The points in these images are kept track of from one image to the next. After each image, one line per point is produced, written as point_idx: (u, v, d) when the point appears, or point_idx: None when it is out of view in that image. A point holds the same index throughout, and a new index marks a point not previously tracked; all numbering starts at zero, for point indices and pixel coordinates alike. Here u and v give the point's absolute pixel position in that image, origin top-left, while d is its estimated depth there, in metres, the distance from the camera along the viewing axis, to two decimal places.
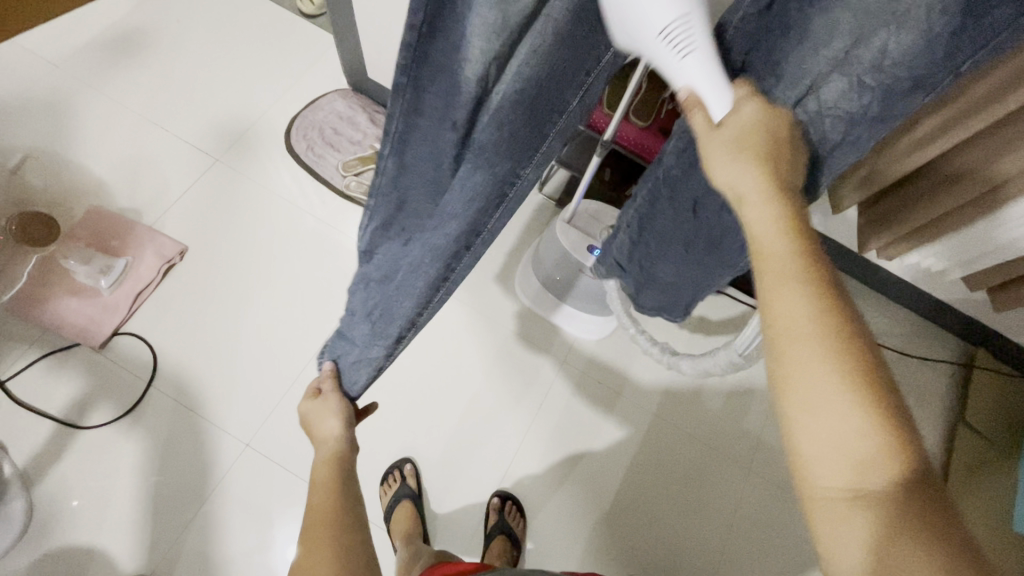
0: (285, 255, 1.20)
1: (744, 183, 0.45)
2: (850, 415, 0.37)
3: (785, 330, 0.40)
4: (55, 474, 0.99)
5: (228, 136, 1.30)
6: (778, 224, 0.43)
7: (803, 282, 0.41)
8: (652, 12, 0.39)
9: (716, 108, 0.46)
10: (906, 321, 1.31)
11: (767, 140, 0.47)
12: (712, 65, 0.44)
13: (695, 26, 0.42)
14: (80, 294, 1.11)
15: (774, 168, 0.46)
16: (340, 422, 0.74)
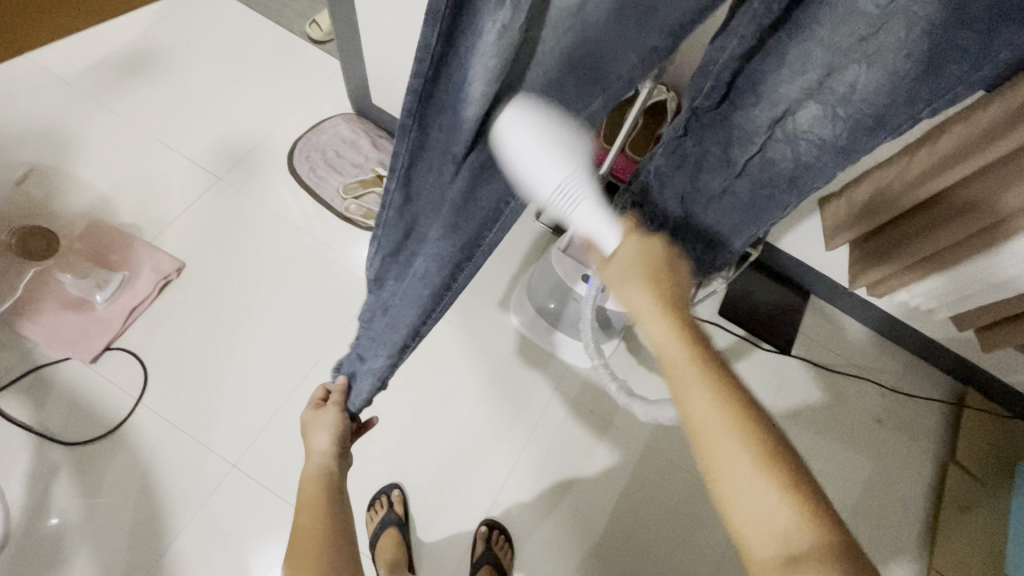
0: (281, 275, 1.21)
1: (633, 305, 0.51)
2: (764, 493, 0.43)
3: (701, 431, 0.45)
4: (36, 489, 0.97)
5: (232, 156, 1.32)
6: (672, 328, 0.49)
7: (711, 386, 0.46)
8: (543, 175, 0.47)
9: (607, 243, 0.55)
10: (897, 358, 1.32)
11: (653, 260, 0.54)
12: (600, 210, 0.54)
13: (583, 181, 0.50)
14: (75, 308, 1.11)
15: (663, 286, 0.52)
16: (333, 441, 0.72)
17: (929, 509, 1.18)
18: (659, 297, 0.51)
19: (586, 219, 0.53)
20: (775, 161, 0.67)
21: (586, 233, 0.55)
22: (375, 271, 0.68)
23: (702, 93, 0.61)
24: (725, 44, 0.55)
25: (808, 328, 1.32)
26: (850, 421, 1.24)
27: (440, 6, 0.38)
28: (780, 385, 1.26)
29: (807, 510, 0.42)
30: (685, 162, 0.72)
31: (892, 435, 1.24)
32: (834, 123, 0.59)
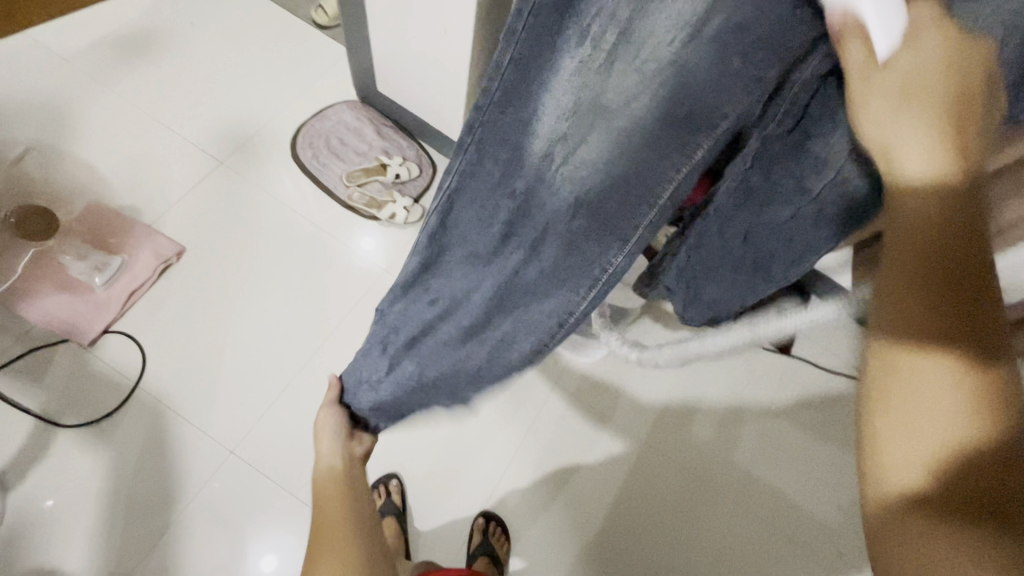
0: (282, 263, 1.20)
1: (901, 140, 0.31)
2: (943, 408, 0.29)
3: (895, 311, 0.31)
4: (33, 471, 0.97)
5: (235, 140, 1.30)
6: (928, 165, 0.31)
7: (954, 251, 0.30)
8: None
9: (886, 42, 0.29)
10: None
11: (963, 61, 0.30)
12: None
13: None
14: (72, 289, 1.10)
15: (963, 111, 0.31)
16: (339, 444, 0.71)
17: None
18: (940, 123, 0.31)
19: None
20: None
21: (846, 0, 0.28)
22: (415, 326, 0.60)
23: None
24: None
25: None
26: None
27: (519, 27, 0.35)
28: None
29: (999, 429, 0.28)
30: None
31: None
32: None
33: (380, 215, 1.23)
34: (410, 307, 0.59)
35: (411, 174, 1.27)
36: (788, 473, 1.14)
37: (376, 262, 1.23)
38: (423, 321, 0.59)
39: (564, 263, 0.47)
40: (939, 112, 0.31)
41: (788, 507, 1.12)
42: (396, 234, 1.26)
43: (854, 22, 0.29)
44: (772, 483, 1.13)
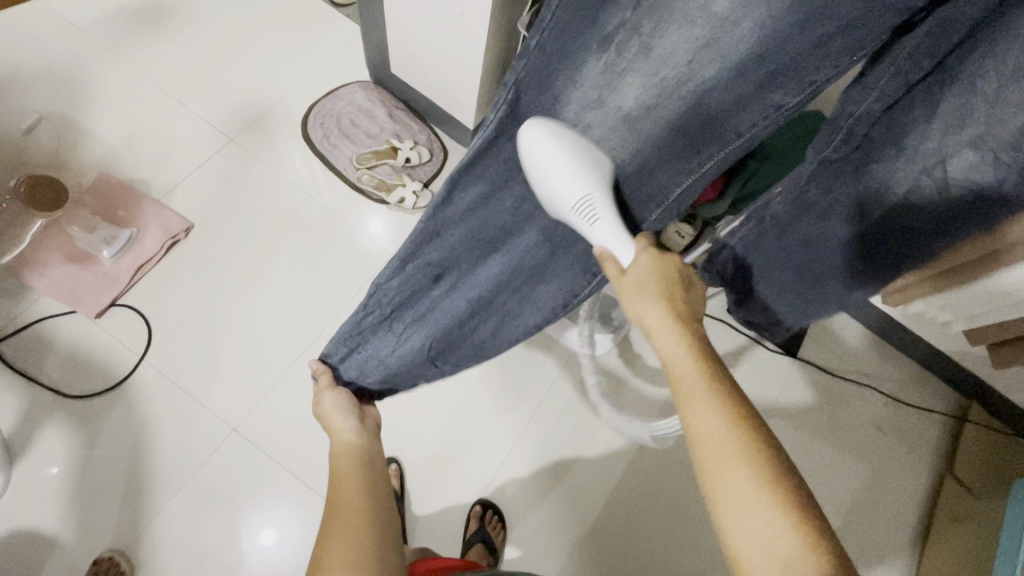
0: (290, 243, 1.20)
1: (647, 319, 0.52)
2: (763, 514, 0.40)
3: (702, 446, 0.43)
4: (38, 439, 0.98)
5: (246, 118, 1.29)
6: (687, 350, 0.48)
7: (718, 402, 0.44)
8: (561, 191, 0.60)
9: (624, 257, 0.59)
10: (903, 367, 1.31)
11: (667, 274, 0.55)
12: (613, 225, 0.60)
13: (598, 202, 0.60)
14: (81, 261, 1.10)
15: (676, 302, 0.53)
16: (354, 424, 0.71)
17: (920, 517, 1.19)
18: (675, 312, 0.51)
19: (603, 236, 0.60)
20: (914, 206, 0.54)
21: (602, 248, 0.60)
22: (412, 298, 0.72)
23: (831, 144, 0.52)
24: (868, 91, 0.47)
25: (815, 332, 1.32)
26: (848, 426, 1.25)
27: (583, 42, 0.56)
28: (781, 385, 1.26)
29: (806, 522, 0.39)
30: (808, 212, 0.60)
31: (889, 443, 1.24)
32: (995, 170, 0.48)
33: (390, 199, 1.22)
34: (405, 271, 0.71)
35: (421, 158, 1.26)
36: None
37: (383, 246, 1.23)
38: (429, 297, 0.73)
39: (562, 250, 0.69)
40: (663, 295, 0.53)
41: None
42: (404, 218, 1.25)
43: (605, 253, 0.60)
44: None
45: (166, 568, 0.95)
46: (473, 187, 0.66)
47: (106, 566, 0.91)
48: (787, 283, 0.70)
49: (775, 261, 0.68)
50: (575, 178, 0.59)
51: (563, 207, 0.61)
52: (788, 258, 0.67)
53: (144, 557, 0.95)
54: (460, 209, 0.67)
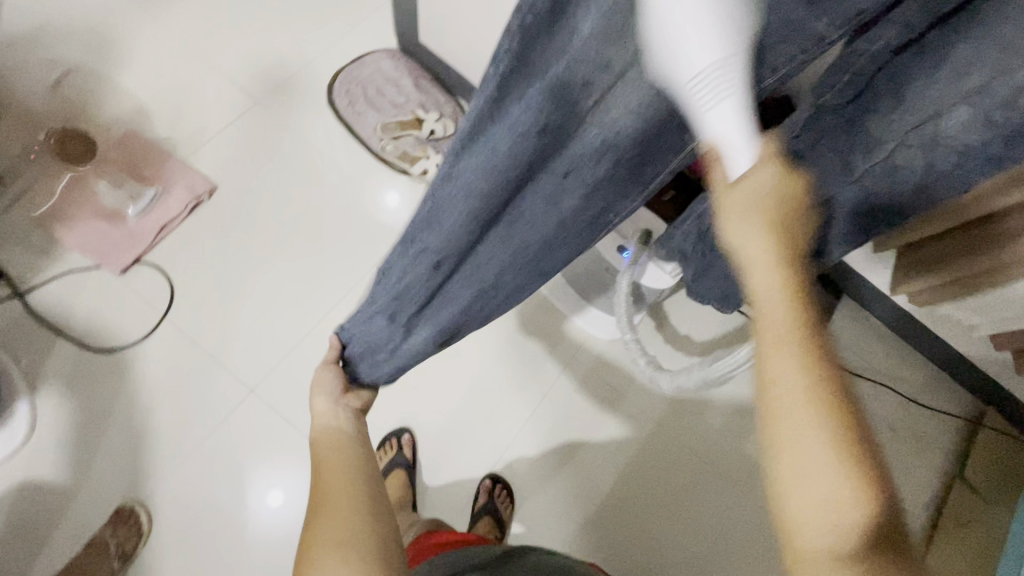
0: (311, 210, 1.20)
1: (742, 251, 0.44)
2: (833, 483, 0.37)
3: (774, 403, 0.39)
4: (62, 389, 1.00)
5: (272, 81, 1.28)
6: (782, 299, 0.41)
7: (805, 360, 0.39)
8: (686, 56, 0.38)
9: (737, 164, 0.44)
10: (921, 369, 1.29)
11: (779, 202, 0.45)
12: (741, 110, 0.43)
13: (734, 69, 0.40)
14: (106, 217, 1.11)
15: (786, 235, 0.44)
16: (334, 404, 0.65)
17: (929, 519, 1.18)
18: (781, 251, 0.43)
19: (722, 123, 0.42)
20: (900, 166, 0.59)
21: (714, 141, 0.44)
22: (420, 295, 0.61)
23: (834, 88, 0.57)
24: (881, 34, 0.50)
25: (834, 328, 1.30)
26: None
27: None
28: None
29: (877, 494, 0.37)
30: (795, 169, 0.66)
31: (901, 444, 1.23)
32: (986, 131, 0.51)
33: (413, 171, 1.21)
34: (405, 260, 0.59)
35: (446, 131, 1.24)
36: None
37: (403, 218, 1.22)
38: (428, 288, 0.61)
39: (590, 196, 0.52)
40: (773, 219, 0.44)
41: None
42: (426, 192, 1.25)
43: (719, 150, 0.44)
44: None
45: (182, 521, 0.97)
46: (469, 171, 0.49)
47: (127, 514, 0.94)
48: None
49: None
50: (715, 37, 0.37)
51: (675, 78, 0.39)
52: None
53: (161, 509, 0.97)
54: (459, 202, 0.52)
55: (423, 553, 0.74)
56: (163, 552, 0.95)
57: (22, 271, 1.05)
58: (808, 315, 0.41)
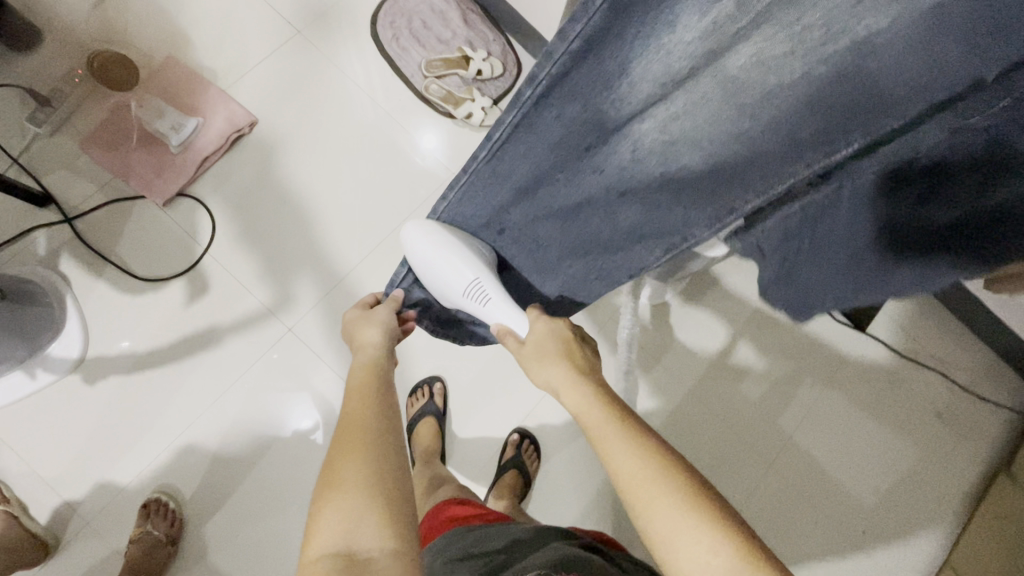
0: (351, 152, 1.16)
1: (549, 377, 0.56)
2: (695, 537, 0.42)
3: (624, 483, 0.46)
4: (112, 316, 1.04)
5: (314, 9, 1.22)
6: (593, 398, 0.52)
7: (624, 441, 0.48)
8: (450, 280, 0.67)
9: (517, 329, 0.64)
10: (978, 357, 1.22)
11: (563, 336, 0.59)
12: (507, 306, 0.66)
13: (485, 285, 0.66)
14: (150, 146, 1.10)
15: (577, 359, 0.57)
16: (383, 334, 0.65)
17: (965, 510, 1.15)
18: (573, 368, 0.55)
19: (496, 315, 0.66)
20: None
21: (499, 326, 0.65)
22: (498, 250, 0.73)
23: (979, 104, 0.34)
24: None
25: (891, 307, 1.23)
26: (905, 410, 1.19)
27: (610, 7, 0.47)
28: (842, 358, 1.20)
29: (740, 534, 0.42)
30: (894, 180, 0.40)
31: (946, 432, 1.18)
32: None
33: (456, 114, 1.15)
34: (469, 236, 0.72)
35: (494, 72, 1.17)
36: (826, 445, 1.16)
37: (443, 163, 1.18)
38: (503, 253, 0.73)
39: (650, 207, 0.60)
40: (561, 354, 0.57)
41: (818, 479, 1.14)
42: (470, 135, 1.20)
43: (502, 329, 0.65)
44: (809, 452, 1.15)
45: (224, 449, 1.01)
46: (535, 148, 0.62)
47: (155, 507, 0.95)
48: (831, 266, 0.45)
49: (827, 244, 0.46)
50: (458, 267, 0.66)
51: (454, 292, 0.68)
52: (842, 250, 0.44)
53: (204, 436, 1.01)
54: (528, 163, 0.64)
55: (441, 524, 0.74)
56: (207, 474, 1.00)
57: (70, 197, 1.06)
58: (617, 411, 0.51)
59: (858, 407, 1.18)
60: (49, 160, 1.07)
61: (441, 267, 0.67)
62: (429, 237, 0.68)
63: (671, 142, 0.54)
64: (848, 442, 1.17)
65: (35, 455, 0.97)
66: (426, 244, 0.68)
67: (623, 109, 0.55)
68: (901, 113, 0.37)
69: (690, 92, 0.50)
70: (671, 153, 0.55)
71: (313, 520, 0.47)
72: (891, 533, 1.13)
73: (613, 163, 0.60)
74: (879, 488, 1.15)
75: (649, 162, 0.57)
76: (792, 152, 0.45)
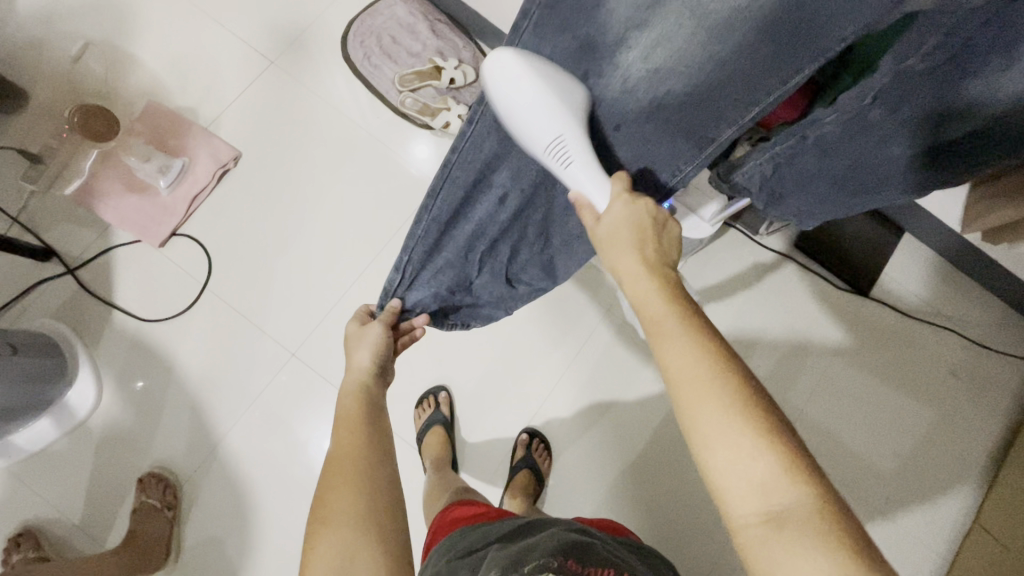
0: (336, 171, 1.18)
1: (619, 266, 0.52)
2: (740, 442, 0.40)
3: (677, 376, 0.44)
4: (122, 359, 1.07)
5: (286, 38, 1.24)
6: (657, 291, 0.49)
7: (690, 334, 0.45)
8: (533, 130, 0.54)
9: (598, 202, 0.56)
10: (990, 310, 1.20)
11: (642, 222, 0.54)
12: (593, 171, 0.56)
13: (574, 143, 0.55)
14: (140, 191, 1.13)
15: (647, 248, 0.52)
16: (374, 358, 0.62)
17: (990, 465, 1.13)
18: (645, 260, 0.51)
19: (576, 179, 0.56)
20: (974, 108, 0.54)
21: (576, 194, 0.56)
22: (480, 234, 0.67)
23: (917, 54, 0.50)
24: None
25: (893, 268, 1.21)
26: (920, 370, 1.17)
27: None
28: (847, 325, 1.18)
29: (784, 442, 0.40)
30: (863, 131, 0.60)
31: (963, 389, 1.16)
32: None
33: (435, 125, 1.15)
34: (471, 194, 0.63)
35: (467, 79, 1.17)
36: (839, 413, 1.15)
37: (427, 175, 1.20)
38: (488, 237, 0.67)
39: (638, 147, 0.61)
40: (636, 242, 0.52)
41: (833, 448, 1.13)
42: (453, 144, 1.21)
43: (581, 199, 0.56)
44: (820, 423, 1.14)
45: (240, 476, 1.03)
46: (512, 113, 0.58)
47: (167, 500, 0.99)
48: (817, 196, 0.71)
49: (814, 172, 0.67)
50: (549, 109, 0.53)
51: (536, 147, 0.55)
52: (823, 173, 0.67)
53: (221, 467, 1.04)
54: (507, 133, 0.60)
55: (443, 528, 0.75)
56: (227, 504, 1.02)
57: (71, 249, 1.09)
58: (685, 312, 0.47)
59: (869, 372, 1.17)
60: (46, 216, 1.10)
61: (527, 114, 0.53)
62: (510, 67, 0.52)
63: (654, 73, 0.56)
64: (863, 408, 1.15)
65: (61, 500, 1.01)
66: (517, 88, 0.52)
67: (610, 36, 0.55)
68: (837, 34, 0.50)
69: (662, 21, 0.54)
70: (659, 79, 0.56)
71: (307, 555, 0.49)
72: (918, 496, 1.11)
73: (600, 110, 0.59)
74: (900, 451, 1.13)
75: (637, 98, 0.57)
76: (761, 73, 0.54)
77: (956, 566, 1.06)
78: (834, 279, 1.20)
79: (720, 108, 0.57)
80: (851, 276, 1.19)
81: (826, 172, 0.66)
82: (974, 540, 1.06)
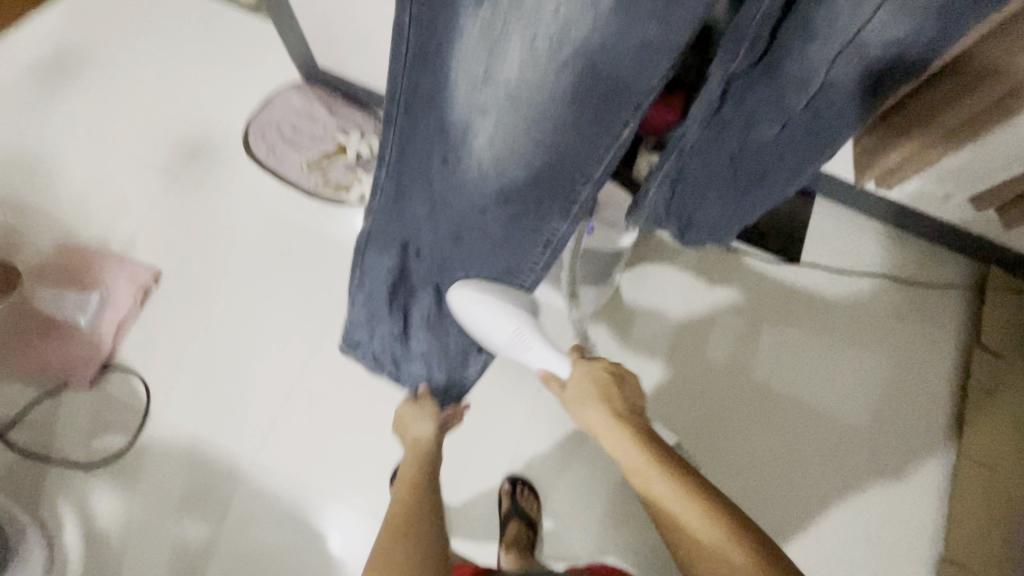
0: (262, 265, 1.17)
1: (589, 420, 0.67)
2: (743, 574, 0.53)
3: (669, 515, 0.58)
4: (67, 512, 0.99)
5: (187, 148, 1.25)
6: (632, 445, 0.63)
7: (672, 477, 0.59)
8: (492, 334, 0.73)
9: (560, 370, 0.73)
10: (913, 248, 1.26)
11: (600, 380, 0.69)
12: (548, 353, 0.74)
13: (528, 335, 0.73)
14: (60, 334, 1.08)
15: (613, 400, 0.68)
16: (432, 426, 0.83)
17: (958, 394, 1.16)
18: (611, 411, 0.66)
19: (537, 361, 0.74)
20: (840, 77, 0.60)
21: (542, 369, 0.75)
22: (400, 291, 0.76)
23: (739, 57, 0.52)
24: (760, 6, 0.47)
25: (815, 230, 1.26)
26: (867, 322, 1.21)
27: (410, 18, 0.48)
28: (788, 294, 1.22)
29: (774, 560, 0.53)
30: (728, 124, 0.67)
31: (911, 330, 1.20)
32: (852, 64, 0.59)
33: (351, 199, 1.18)
34: (375, 254, 0.73)
35: (372, 149, 1.21)
36: (802, 382, 1.16)
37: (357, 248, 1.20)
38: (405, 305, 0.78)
39: (513, 224, 0.65)
40: (600, 400, 0.68)
41: (808, 421, 1.14)
42: None
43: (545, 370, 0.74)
44: (789, 396, 1.15)
45: None
46: (412, 189, 0.65)
47: None
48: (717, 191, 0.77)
49: (705, 177, 0.75)
50: (501, 323, 0.71)
51: (500, 344, 0.74)
52: (714, 174, 0.74)
53: None
54: (412, 213, 0.67)
55: None
56: None
57: None
58: (658, 455, 0.61)
59: (821, 335, 1.20)
60: None
61: (487, 327, 0.72)
62: (477, 304, 0.71)
63: (499, 156, 0.58)
64: (824, 370, 1.17)
65: None
66: (475, 307, 0.71)
67: (458, 122, 0.56)
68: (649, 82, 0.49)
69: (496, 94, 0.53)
70: (504, 165, 0.59)
71: None
72: (901, 448, 1.12)
73: (459, 181, 0.61)
74: (869, 405, 1.15)
75: (489, 175, 0.60)
76: (596, 129, 0.54)
77: (956, 508, 1.06)
78: (764, 253, 1.25)
79: (563, 177, 0.59)
80: (778, 246, 1.24)
81: (718, 173, 0.74)
82: (966, 473, 1.08)
